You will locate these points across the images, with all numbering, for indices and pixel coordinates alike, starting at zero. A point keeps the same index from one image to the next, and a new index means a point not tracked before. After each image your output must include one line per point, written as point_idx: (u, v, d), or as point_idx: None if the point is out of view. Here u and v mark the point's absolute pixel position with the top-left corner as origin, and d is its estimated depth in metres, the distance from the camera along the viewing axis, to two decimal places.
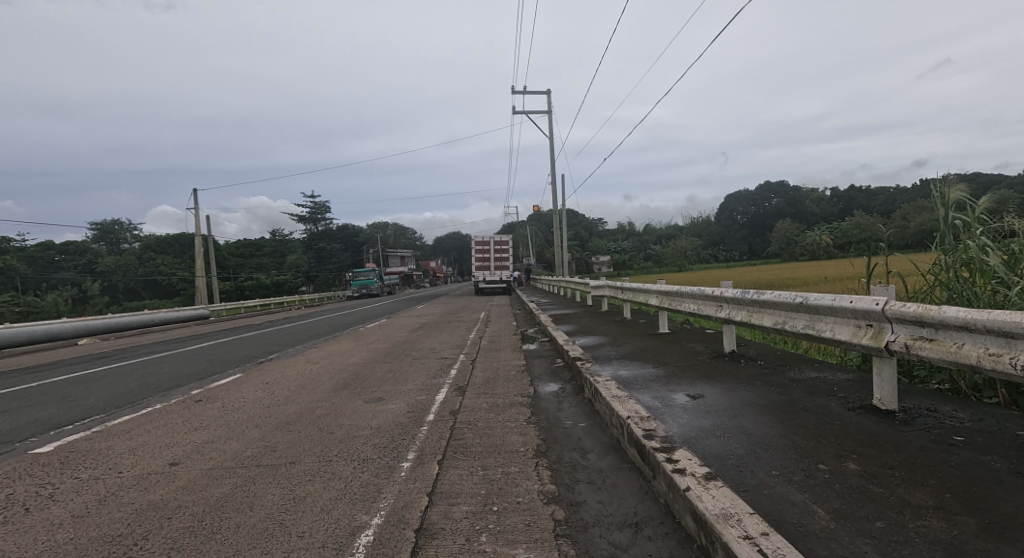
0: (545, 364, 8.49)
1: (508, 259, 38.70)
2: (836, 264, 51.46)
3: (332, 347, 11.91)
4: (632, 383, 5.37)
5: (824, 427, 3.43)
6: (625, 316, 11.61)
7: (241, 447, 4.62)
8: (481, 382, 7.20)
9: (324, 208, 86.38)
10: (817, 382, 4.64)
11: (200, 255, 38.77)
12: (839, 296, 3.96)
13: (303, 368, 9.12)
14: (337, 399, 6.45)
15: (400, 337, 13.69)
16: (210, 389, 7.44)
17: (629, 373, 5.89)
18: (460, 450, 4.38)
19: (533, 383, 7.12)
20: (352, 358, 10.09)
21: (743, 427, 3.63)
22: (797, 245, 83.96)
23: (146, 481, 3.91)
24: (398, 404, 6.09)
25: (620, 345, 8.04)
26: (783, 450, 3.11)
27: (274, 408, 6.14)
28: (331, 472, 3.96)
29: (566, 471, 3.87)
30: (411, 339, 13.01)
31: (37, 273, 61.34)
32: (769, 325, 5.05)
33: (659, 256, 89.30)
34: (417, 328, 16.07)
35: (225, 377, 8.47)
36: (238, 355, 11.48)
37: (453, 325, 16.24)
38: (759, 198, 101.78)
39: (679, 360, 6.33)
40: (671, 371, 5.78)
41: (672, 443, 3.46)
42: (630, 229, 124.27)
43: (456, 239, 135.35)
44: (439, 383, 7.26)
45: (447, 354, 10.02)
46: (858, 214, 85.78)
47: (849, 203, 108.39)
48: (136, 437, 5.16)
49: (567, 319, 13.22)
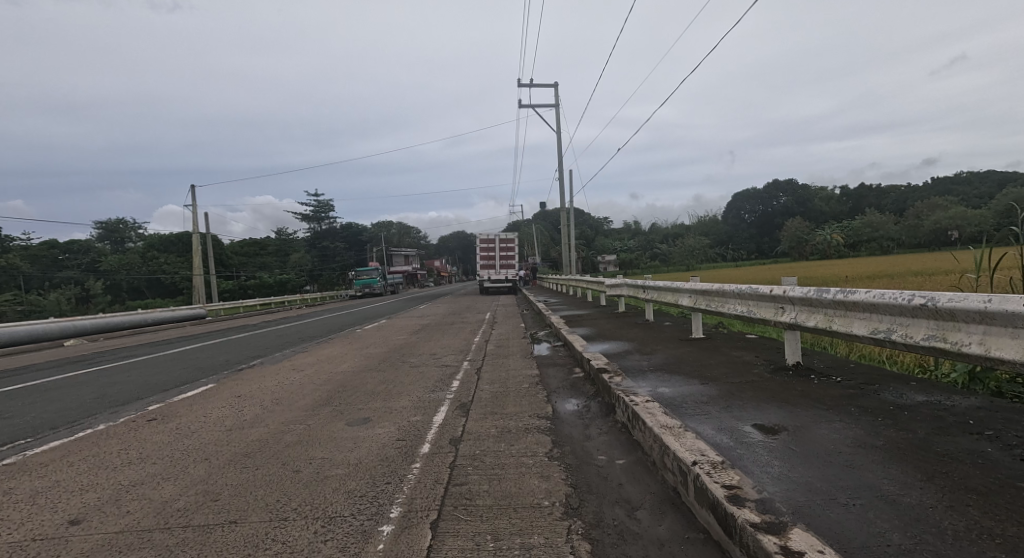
0: (561, 375, 7.33)
1: (514, 258, 37.61)
2: (850, 263, 50.14)
3: (323, 352, 10.78)
4: (682, 406, 4.20)
5: (1008, 494, 2.28)
6: (648, 319, 10.45)
7: (171, 495, 3.49)
8: (488, 398, 6.05)
9: (328, 207, 85.55)
10: (940, 412, 3.46)
11: (198, 253, 37.70)
12: (998, 298, 2.81)
13: (285, 378, 8.00)
14: (315, 421, 5.33)
15: (398, 340, 12.59)
16: (170, 405, 6.33)
17: (673, 393, 4.73)
18: (461, 504, 3.23)
19: (550, 399, 5.95)
20: (343, 366, 8.98)
21: (878, 487, 2.47)
22: (807, 244, 82.60)
23: (20, 552, 2.79)
24: (387, 428, 4.96)
25: (650, 352, 6.89)
26: (973, 542, 1.96)
27: (236, 432, 5.02)
28: (282, 541, 2.83)
29: (611, 544, 2.72)
30: (410, 343, 11.87)
31: (40, 272, 60.62)
32: (864, 334, 3.88)
33: (667, 256, 88.09)
34: (417, 330, 14.94)
35: (194, 389, 7.37)
36: (216, 361, 10.38)
37: (456, 327, 15.12)
38: (768, 197, 100.36)
39: (731, 375, 5.17)
40: (725, 389, 4.62)
41: (778, 516, 2.31)
42: (636, 228, 122.91)
43: (461, 238, 134.53)
44: (439, 399, 6.13)
45: (450, 361, 8.89)
46: (869, 214, 84.44)
47: (859, 202, 106.87)
48: (50, 474, 4.05)
49: (580, 321, 12.08)
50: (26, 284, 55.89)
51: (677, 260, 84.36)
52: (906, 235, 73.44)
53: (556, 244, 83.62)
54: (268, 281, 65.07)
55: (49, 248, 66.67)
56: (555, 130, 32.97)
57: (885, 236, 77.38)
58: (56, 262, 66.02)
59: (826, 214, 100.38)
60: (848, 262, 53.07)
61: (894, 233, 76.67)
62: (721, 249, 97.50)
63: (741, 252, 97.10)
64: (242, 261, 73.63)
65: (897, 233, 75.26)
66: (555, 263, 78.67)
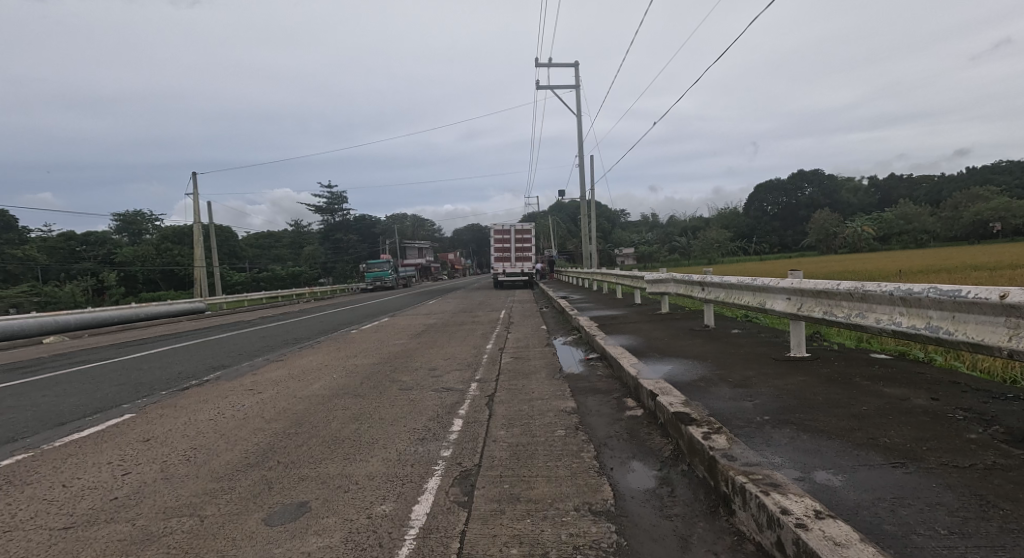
0: (609, 413, 5.10)
1: (531, 251, 35.41)
2: (889, 257, 46.94)
3: (299, 365, 8.67)
4: (921, 553, 1.94)
5: None
6: (708, 325, 8.16)
7: None
8: (504, 462, 3.85)
9: (342, 198, 83.93)
10: None
11: (200, 245, 36.09)
12: None
13: (229, 408, 5.87)
14: (217, 511, 3.20)
15: (395, 346, 10.46)
16: (33, 461, 4.27)
17: (859, 493, 2.45)
18: None
19: (604, 467, 3.72)
20: (313, 387, 6.81)
21: None
22: (836, 237, 79.32)
23: None
24: (326, 537, 2.81)
25: (745, 386, 4.58)
26: None
27: (74, 538, 2.91)
28: None
29: None
30: (407, 351, 9.72)
31: (57, 264, 60.22)
32: None
33: (688, 249, 85.35)
34: (421, 332, 12.79)
35: (95, 426, 5.37)
36: (165, 374, 8.36)
37: (466, 329, 12.94)
38: (793, 189, 96.63)
39: (938, 446, 2.87)
40: (971, 491, 2.34)
41: None
42: (655, 220, 119.75)
43: (477, 231, 132.66)
44: (428, 459, 3.95)
45: (453, 383, 6.68)
46: (901, 206, 80.73)
47: (890, 193, 102.58)
48: None
49: (617, 326, 9.80)
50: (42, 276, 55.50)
51: (699, 254, 81.57)
52: (942, 227, 70.13)
53: (573, 235, 81.34)
54: (280, 273, 63.72)
55: (66, 240, 66.09)
56: (574, 113, 30.51)
57: (919, 228, 73.80)
58: (74, 253, 65.61)
59: (854, 206, 96.53)
60: (885, 256, 50.06)
61: (930, 224, 73.01)
62: (743, 242, 94.20)
63: (765, 246, 93.79)
64: (256, 252, 72.64)
65: (932, 225, 71.66)
66: (572, 256, 76.34)
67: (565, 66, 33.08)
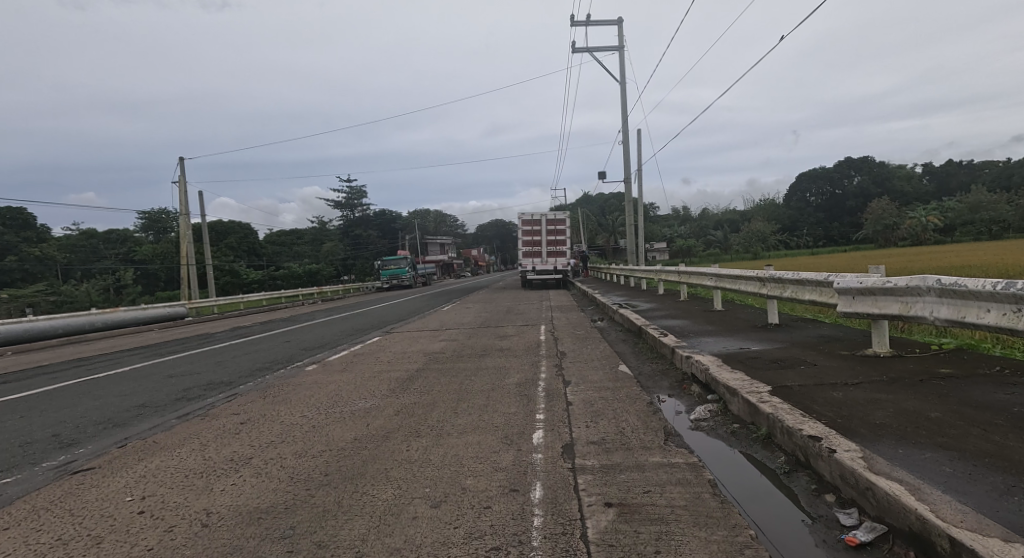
0: None
1: (564, 244, 30.06)
2: (977, 250, 40.08)
3: (84, 513, 3.53)
4: None
5: None
6: None
7: None
8: None
9: (360, 192, 79.79)
10: None
11: (186, 240, 31.29)
12: None
13: None
14: None
15: (352, 427, 5.20)
16: None
17: None
18: None
19: None
20: None
21: None
22: (894, 229, 71.75)
23: None
24: None
25: None
26: None
27: None
28: None
29: None
30: (361, 454, 4.40)
31: (76, 262, 57.30)
32: None
33: (730, 243, 78.92)
34: (415, 377, 7.46)
35: None
36: None
37: (492, 368, 7.73)
38: (841, 176, 88.77)
39: None
40: None
41: None
42: (687, 214, 112.35)
43: (501, 228, 127.87)
44: None
45: None
46: (968, 195, 72.82)
47: (946, 180, 93.78)
48: None
49: (830, 395, 4.31)
50: (60, 274, 52.51)
51: (741, 248, 75.00)
52: (1016, 216, 62.34)
53: (604, 228, 75.62)
54: (296, 270, 59.81)
55: (87, 238, 63.34)
56: (615, 78, 24.89)
57: (990, 217, 65.62)
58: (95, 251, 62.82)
59: (908, 195, 88.40)
60: (970, 249, 43.13)
61: (1004, 214, 64.94)
62: (787, 234, 86.99)
63: (811, 238, 86.42)
64: (275, 249, 69.01)
65: (1006, 213, 63.67)
66: (604, 251, 70.52)
67: (604, 25, 27.35)
